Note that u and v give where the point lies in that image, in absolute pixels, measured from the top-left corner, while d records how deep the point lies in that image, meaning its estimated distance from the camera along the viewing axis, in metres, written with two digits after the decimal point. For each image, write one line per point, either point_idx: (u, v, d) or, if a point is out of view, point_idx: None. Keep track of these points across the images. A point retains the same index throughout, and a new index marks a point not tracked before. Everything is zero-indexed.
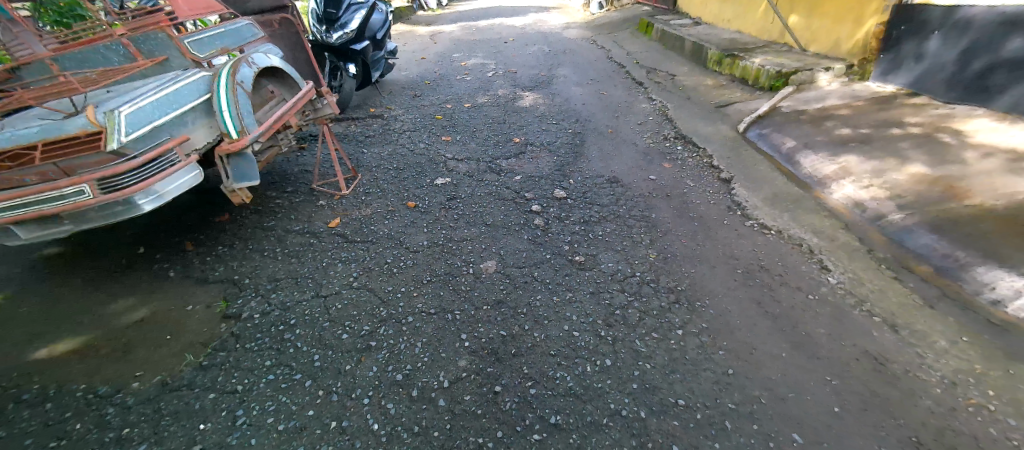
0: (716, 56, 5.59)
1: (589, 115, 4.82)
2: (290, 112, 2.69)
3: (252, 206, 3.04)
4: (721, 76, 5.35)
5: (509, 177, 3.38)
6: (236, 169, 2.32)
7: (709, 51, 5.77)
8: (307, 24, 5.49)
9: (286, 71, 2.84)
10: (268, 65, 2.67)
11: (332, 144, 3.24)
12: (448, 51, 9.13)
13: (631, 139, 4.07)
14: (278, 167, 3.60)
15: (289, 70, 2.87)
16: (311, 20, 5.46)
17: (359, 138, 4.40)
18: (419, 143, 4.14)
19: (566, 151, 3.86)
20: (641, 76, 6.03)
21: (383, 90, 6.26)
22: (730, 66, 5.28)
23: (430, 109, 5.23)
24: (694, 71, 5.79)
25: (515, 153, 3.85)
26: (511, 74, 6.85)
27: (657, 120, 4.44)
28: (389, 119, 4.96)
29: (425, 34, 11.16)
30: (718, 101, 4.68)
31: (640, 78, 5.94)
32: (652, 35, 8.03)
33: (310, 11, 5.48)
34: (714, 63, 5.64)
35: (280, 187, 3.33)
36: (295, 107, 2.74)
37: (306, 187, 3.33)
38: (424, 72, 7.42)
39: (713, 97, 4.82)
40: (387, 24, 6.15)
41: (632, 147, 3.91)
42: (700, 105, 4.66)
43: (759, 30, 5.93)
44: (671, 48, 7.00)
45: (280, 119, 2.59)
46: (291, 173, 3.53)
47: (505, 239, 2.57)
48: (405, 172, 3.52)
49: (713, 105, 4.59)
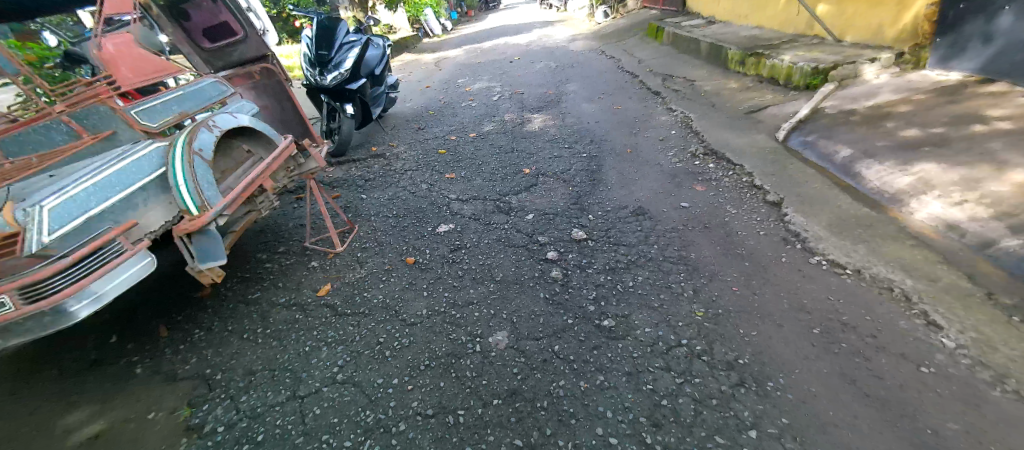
0: (737, 57, 5.13)
1: (604, 133, 4.42)
2: (265, 171, 2.38)
3: (237, 274, 2.72)
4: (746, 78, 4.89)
5: (520, 216, 3.01)
6: (200, 249, 1.99)
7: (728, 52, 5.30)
8: (301, 68, 5.29)
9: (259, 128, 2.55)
10: (235, 125, 2.39)
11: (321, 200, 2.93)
12: (452, 77, 8.93)
13: (654, 159, 3.64)
14: (270, 224, 3.30)
15: (263, 127, 2.58)
16: (304, 64, 5.25)
17: (359, 182, 4.10)
18: (421, 184, 3.81)
19: (582, 179, 3.47)
20: (657, 84, 5.60)
21: (388, 126, 6.05)
22: (755, 66, 4.80)
23: (434, 143, 4.93)
24: (715, 74, 5.32)
25: (525, 186, 3.48)
26: (518, 95, 6.54)
27: (682, 134, 4.00)
28: (390, 158, 4.67)
29: (430, 61, 11.03)
30: (748, 107, 4.21)
31: (655, 88, 5.52)
32: (663, 40, 7.63)
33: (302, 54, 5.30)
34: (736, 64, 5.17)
35: (271, 246, 3.01)
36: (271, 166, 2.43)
37: (298, 245, 3.01)
38: (428, 101, 7.20)
39: (741, 102, 4.32)
40: (383, 58, 5.97)
41: (656, 169, 3.48)
42: (728, 113, 4.19)
43: (781, 23, 5.43)
44: (684, 53, 6.58)
45: (253, 182, 2.27)
46: (283, 229, 3.22)
47: (518, 300, 2.17)
48: (406, 220, 3.17)
49: (743, 112, 4.13)
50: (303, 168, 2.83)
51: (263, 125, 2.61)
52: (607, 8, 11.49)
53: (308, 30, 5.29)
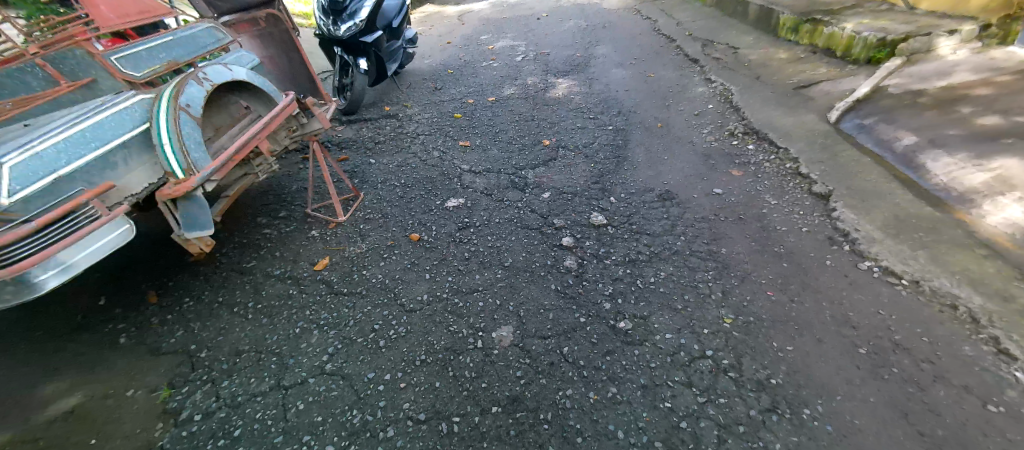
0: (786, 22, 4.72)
1: (634, 103, 4.13)
2: (262, 132, 2.21)
3: (235, 240, 2.61)
4: (796, 49, 4.46)
5: (536, 193, 2.82)
6: (186, 215, 1.86)
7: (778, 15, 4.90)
8: (315, 16, 5.06)
9: (256, 84, 2.36)
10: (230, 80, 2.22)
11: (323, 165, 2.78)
12: (475, 35, 8.52)
13: (687, 138, 3.35)
14: (273, 186, 3.16)
15: (260, 83, 2.38)
16: (317, 13, 5.01)
17: (368, 144, 3.91)
18: (434, 150, 3.59)
19: (606, 155, 3.23)
20: (697, 50, 5.18)
21: (403, 83, 5.78)
22: (808, 34, 4.40)
23: (450, 106, 4.66)
24: (762, 41, 4.89)
25: (543, 160, 3.25)
26: (543, 57, 6.14)
27: (718, 111, 3.68)
28: (405, 119, 4.45)
29: (453, 15, 10.53)
30: (794, 82, 3.84)
31: (692, 56, 5.13)
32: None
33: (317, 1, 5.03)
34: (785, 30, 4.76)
35: (272, 211, 2.88)
36: (269, 126, 2.26)
37: (300, 211, 2.88)
38: (449, 58, 6.87)
39: (791, 75, 3.96)
40: (403, 9, 5.66)
41: (687, 148, 3.20)
42: (772, 88, 3.82)
43: None
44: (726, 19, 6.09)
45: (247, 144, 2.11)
46: (285, 193, 3.08)
47: (526, 291, 2.01)
48: (413, 190, 2.99)
49: (788, 88, 3.76)
50: (305, 129, 2.66)
51: (262, 79, 2.42)
52: None
53: None
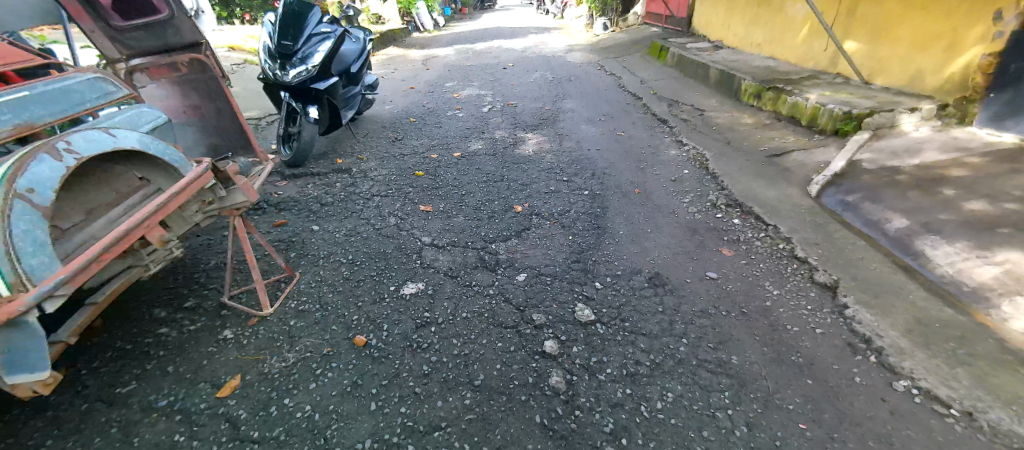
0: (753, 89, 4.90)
1: (608, 166, 4.11)
2: (151, 217, 1.81)
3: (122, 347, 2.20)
4: (760, 117, 4.51)
5: (511, 275, 2.54)
6: (11, 347, 1.39)
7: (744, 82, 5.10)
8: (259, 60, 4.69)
9: (150, 153, 1.96)
10: (111, 149, 1.78)
11: (246, 243, 2.42)
12: (437, 88, 8.39)
13: (669, 210, 3.22)
14: (189, 265, 2.85)
15: (157, 151, 2.00)
16: (262, 56, 4.65)
17: (312, 206, 3.64)
18: (389, 216, 3.35)
19: (586, 228, 3.04)
20: (663, 110, 5.56)
21: (360, 131, 5.77)
22: (774, 101, 4.55)
23: (411, 162, 4.52)
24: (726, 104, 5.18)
25: (516, 229, 3.07)
26: (510, 109, 6.77)
27: (695, 180, 3.57)
28: (358, 175, 4.24)
29: (415, 64, 10.44)
30: (765, 151, 3.79)
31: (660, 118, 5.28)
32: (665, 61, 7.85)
33: (262, 45, 4.69)
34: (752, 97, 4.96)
35: (175, 302, 2.51)
36: (165, 206, 1.87)
37: (213, 300, 2.53)
38: (410, 106, 7.31)
39: (759, 142, 3.98)
40: (359, 53, 5.71)
41: (672, 218, 3.11)
42: (745, 157, 3.75)
43: (800, 58, 5.26)
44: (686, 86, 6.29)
45: (128, 234, 1.70)
46: (199, 271, 2.80)
47: (504, 430, 1.62)
48: (362, 269, 2.71)
49: (761, 157, 3.69)
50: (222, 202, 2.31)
51: (162, 145, 2.04)
52: (605, 20, 12.69)
53: (270, 17, 4.72)
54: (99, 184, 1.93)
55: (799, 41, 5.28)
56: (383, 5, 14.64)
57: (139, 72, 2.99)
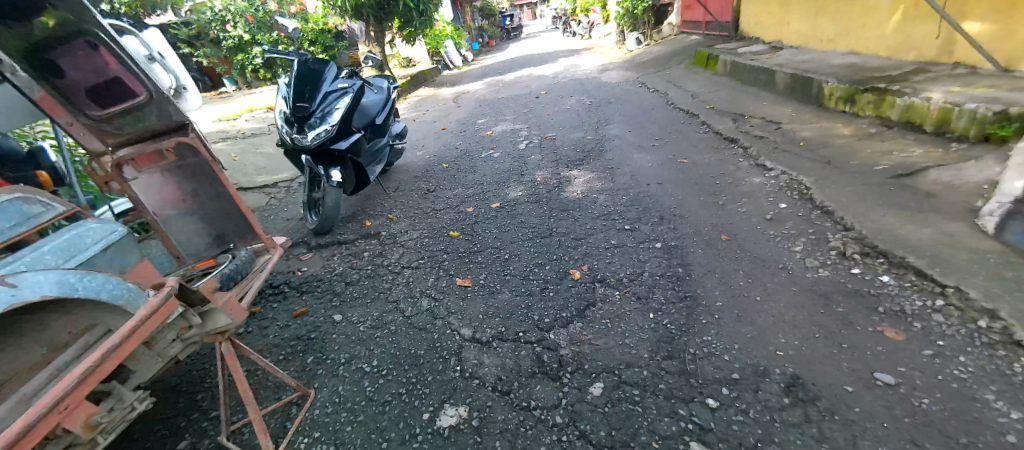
0: (844, 94, 4.60)
1: (682, 214, 3.59)
2: (74, 392, 1.25)
3: None
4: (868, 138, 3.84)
5: (585, 386, 1.91)
6: None
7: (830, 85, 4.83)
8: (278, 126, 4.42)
9: (77, 295, 1.42)
10: (7, 306, 1.25)
11: (239, 375, 1.84)
12: (468, 125, 8.03)
13: (779, 263, 2.67)
14: (195, 381, 2.37)
15: (91, 288, 1.47)
16: (279, 121, 4.38)
17: (336, 286, 3.14)
18: (424, 293, 2.81)
19: (672, 302, 2.45)
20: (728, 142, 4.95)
21: (392, 185, 5.43)
22: (873, 104, 4.28)
23: (444, 218, 3.99)
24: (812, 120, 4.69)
25: (578, 308, 2.50)
26: (550, 141, 6.31)
27: (800, 228, 2.96)
28: (386, 240, 3.74)
29: (445, 102, 10.24)
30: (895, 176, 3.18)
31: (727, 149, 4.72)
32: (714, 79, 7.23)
33: (279, 111, 4.41)
34: (841, 102, 4.68)
35: (173, 444, 2.01)
36: (97, 370, 1.31)
37: (212, 440, 2.00)
38: (443, 148, 7.00)
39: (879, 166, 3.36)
40: (387, 103, 5.45)
41: (782, 280, 2.51)
42: (859, 188, 3.16)
43: (888, 49, 5.00)
44: (750, 102, 5.89)
45: (31, 431, 1.12)
46: (203, 391, 2.31)
47: None
48: (389, 382, 2.11)
49: (885, 196, 2.99)
50: (200, 329, 1.79)
51: (101, 277, 1.52)
52: (638, 35, 12.23)
53: (285, 79, 4.46)
54: (17, 342, 1.38)
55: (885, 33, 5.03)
56: (412, 49, 15.03)
57: (126, 164, 2.56)
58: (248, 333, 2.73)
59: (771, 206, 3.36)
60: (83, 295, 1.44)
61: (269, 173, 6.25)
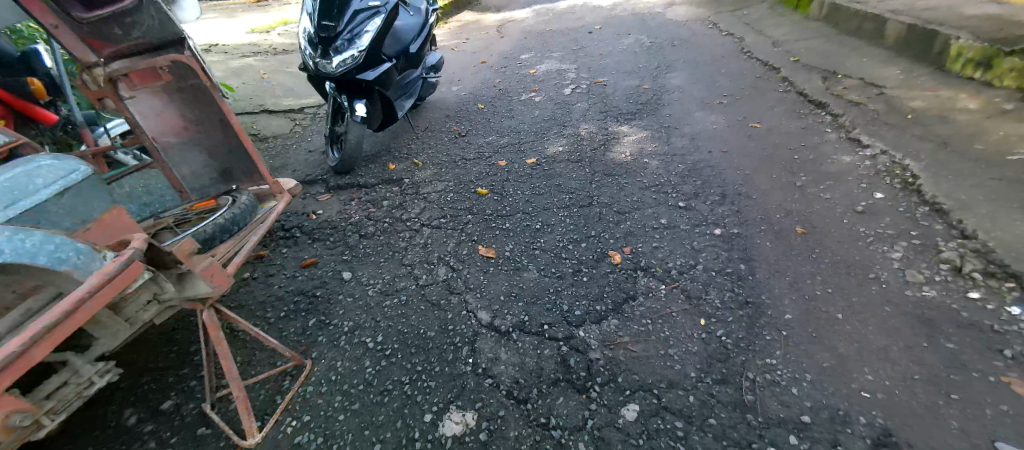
0: (978, 55, 4.14)
1: (743, 194, 3.13)
2: None
3: None
4: (995, 135, 3.25)
5: (618, 405, 1.64)
6: None
7: (959, 42, 4.34)
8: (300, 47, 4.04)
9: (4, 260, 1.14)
10: None
11: (222, 348, 1.60)
12: (510, 61, 7.41)
13: (868, 272, 2.27)
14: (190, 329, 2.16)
15: (21, 253, 1.18)
16: (302, 42, 4.02)
17: (353, 236, 2.91)
18: (444, 258, 2.58)
19: (727, 308, 2.10)
20: (804, 112, 4.40)
21: (420, 125, 5.11)
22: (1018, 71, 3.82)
23: (474, 170, 3.68)
24: (918, 100, 4.03)
25: (615, 301, 2.20)
26: (599, 88, 5.75)
27: (893, 230, 2.55)
28: (411, 189, 3.50)
29: (488, 32, 9.56)
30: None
31: (805, 123, 4.14)
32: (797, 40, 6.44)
33: (303, 31, 4.02)
34: (969, 64, 4.22)
35: (156, 402, 1.80)
36: (20, 358, 1.01)
37: (196, 406, 1.77)
38: (481, 85, 6.51)
39: (1010, 167, 2.83)
40: (421, 30, 5.03)
41: (873, 295, 2.12)
42: (986, 191, 2.64)
43: None
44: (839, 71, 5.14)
45: None
46: (195, 342, 2.08)
47: None
48: (392, 367, 1.84)
49: (1014, 203, 2.46)
50: (176, 293, 1.52)
51: (38, 238, 1.24)
52: None
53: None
54: None
55: None
56: None
57: (119, 81, 2.28)
58: (249, 279, 2.53)
59: (862, 199, 2.89)
60: (10, 261, 1.15)
61: (297, 95, 6.07)
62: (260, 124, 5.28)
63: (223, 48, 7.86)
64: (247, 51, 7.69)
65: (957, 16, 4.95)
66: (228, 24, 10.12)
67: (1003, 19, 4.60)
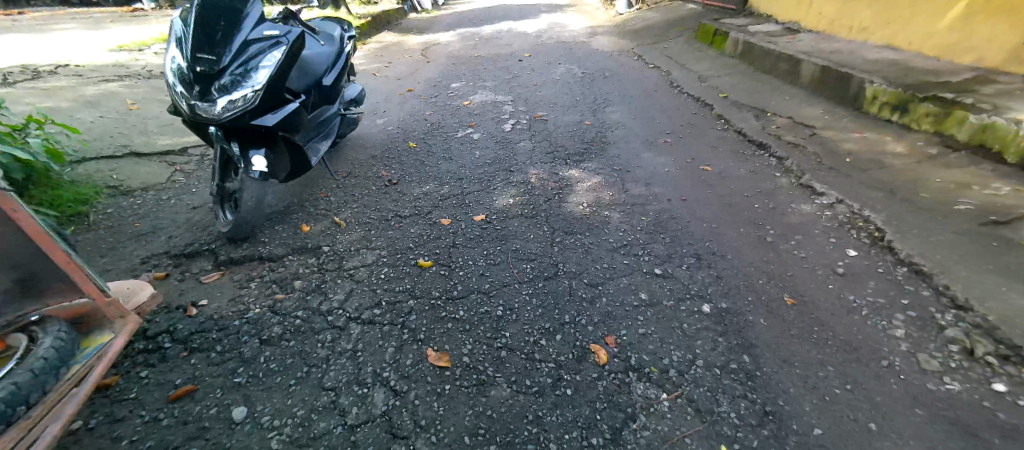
0: (893, 99, 4.31)
1: (716, 253, 2.90)
2: None
3: None
4: (936, 181, 3.30)
5: None
6: None
7: (874, 86, 4.52)
8: (168, 85, 3.28)
9: None
10: None
11: None
12: (439, 89, 6.93)
13: (880, 358, 2.01)
14: None
15: None
16: (170, 80, 3.25)
17: (264, 343, 2.29)
18: (384, 372, 2.05)
19: (747, 426, 1.75)
20: (747, 152, 4.38)
21: (343, 172, 4.52)
22: (931, 116, 3.96)
23: (413, 233, 3.32)
24: (852, 142, 4.12)
25: (614, 427, 1.78)
26: (539, 123, 5.49)
27: (884, 297, 2.36)
28: (344, 268, 2.96)
29: (410, 54, 9.00)
30: (985, 238, 2.61)
31: (751, 165, 4.10)
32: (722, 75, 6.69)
33: (170, 64, 3.26)
34: (885, 107, 4.39)
35: None
36: None
37: None
38: (410, 115, 5.98)
39: (964, 218, 2.83)
40: (338, 60, 4.45)
41: (895, 391, 1.86)
42: (954, 249, 2.56)
43: (944, 50, 4.80)
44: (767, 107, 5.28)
45: None
46: None
47: None
48: None
49: (989, 267, 2.39)
50: None
51: None
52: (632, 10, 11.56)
53: (181, 20, 3.30)
54: None
55: (943, 34, 4.80)
56: None
57: None
58: (83, 431, 1.84)
59: (837, 257, 2.73)
60: None
61: (175, 132, 5.37)
62: (125, 171, 4.49)
63: (102, 78, 6.68)
64: (135, 84, 6.61)
65: (865, 59, 5.27)
66: (107, 44, 8.77)
67: (904, 63, 4.93)
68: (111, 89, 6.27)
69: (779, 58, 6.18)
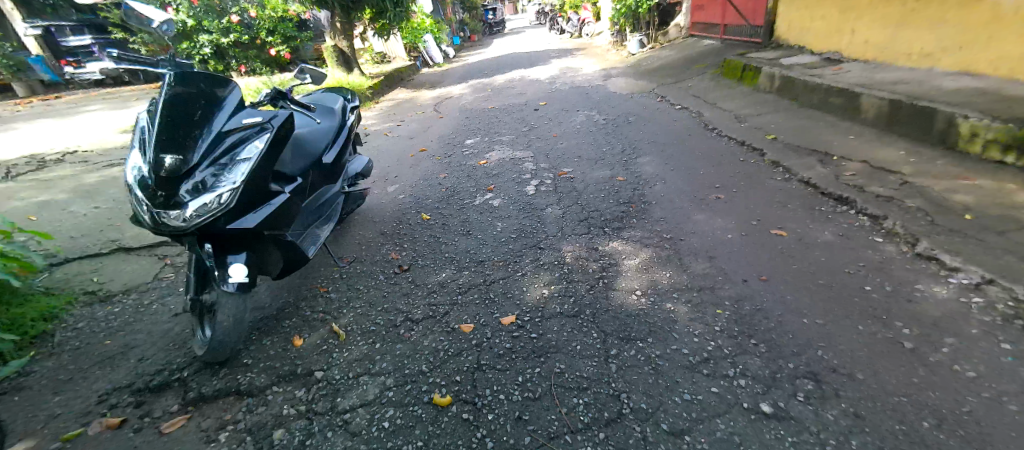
0: (1003, 136, 3.59)
1: (840, 370, 2.11)
2: None
3: None
4: None
5: None
6: None
7: (971, 121, 3.81)
8: (130, 194, 2.72)
9: None
10: None
11: None
12: (452, 147, 6.44)
13: None
14: None
15: None
16: (130, 188, 2.71)
17: None
18: None
19: None
20: (826, 208, 3.62)
21: (346, 256, 3.91)
22: None
23: (427, 347, 2.64)
24: (963, 190, 3.36)
25: None
26: (565, 181, 4.87)
27: None
28: (340, 406, 2.27)
29: (422, 111, 8.67)
30: None
31: (838, 226, 3.34)
32: (764, 112, 6.03)
33: (132, 169, 2.73)
34: (993, 146, 3.67)
35: None
36: None
37: None
38: (423, 179, 5.44)
39: None
40: (341, 135, 3.94)
41: None
42: None
43: None
44: (832, 149, 4.56)
45: None
46: None
47: None
48: None
49: None
50: None
51: None
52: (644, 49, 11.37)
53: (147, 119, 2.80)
54: None
55: None
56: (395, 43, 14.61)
57: None
58: None
59: None
60: None
61: None
62: (107, 271, 3.96)
63: (107, 162, 6.39)
64: None
65: (943, 89, 4.58)
66: (122, 124, 8.69)
67: (993, 91, 4.23)
68: (113, 175, 5.92)
69: (831, 91, 5.48)
